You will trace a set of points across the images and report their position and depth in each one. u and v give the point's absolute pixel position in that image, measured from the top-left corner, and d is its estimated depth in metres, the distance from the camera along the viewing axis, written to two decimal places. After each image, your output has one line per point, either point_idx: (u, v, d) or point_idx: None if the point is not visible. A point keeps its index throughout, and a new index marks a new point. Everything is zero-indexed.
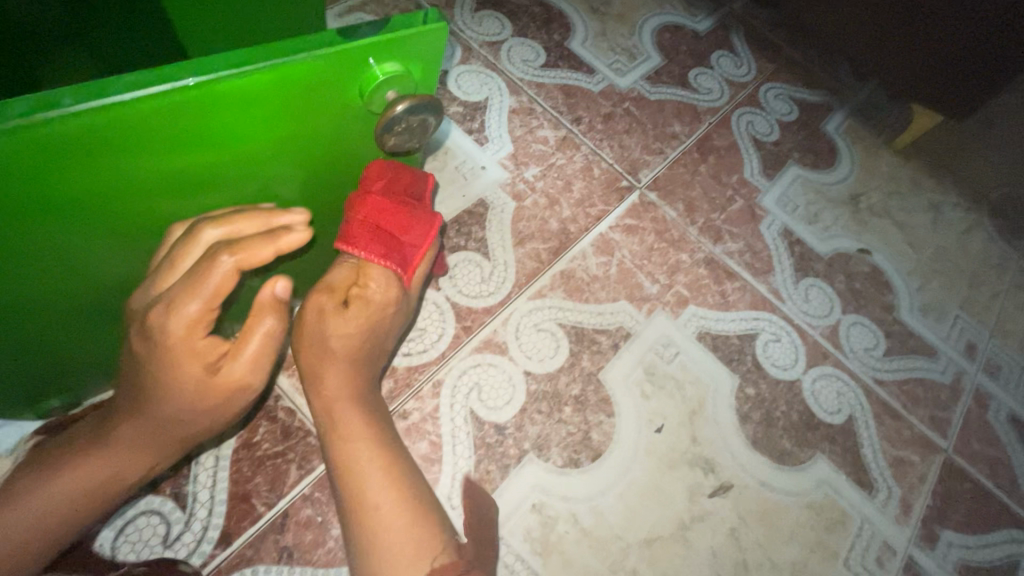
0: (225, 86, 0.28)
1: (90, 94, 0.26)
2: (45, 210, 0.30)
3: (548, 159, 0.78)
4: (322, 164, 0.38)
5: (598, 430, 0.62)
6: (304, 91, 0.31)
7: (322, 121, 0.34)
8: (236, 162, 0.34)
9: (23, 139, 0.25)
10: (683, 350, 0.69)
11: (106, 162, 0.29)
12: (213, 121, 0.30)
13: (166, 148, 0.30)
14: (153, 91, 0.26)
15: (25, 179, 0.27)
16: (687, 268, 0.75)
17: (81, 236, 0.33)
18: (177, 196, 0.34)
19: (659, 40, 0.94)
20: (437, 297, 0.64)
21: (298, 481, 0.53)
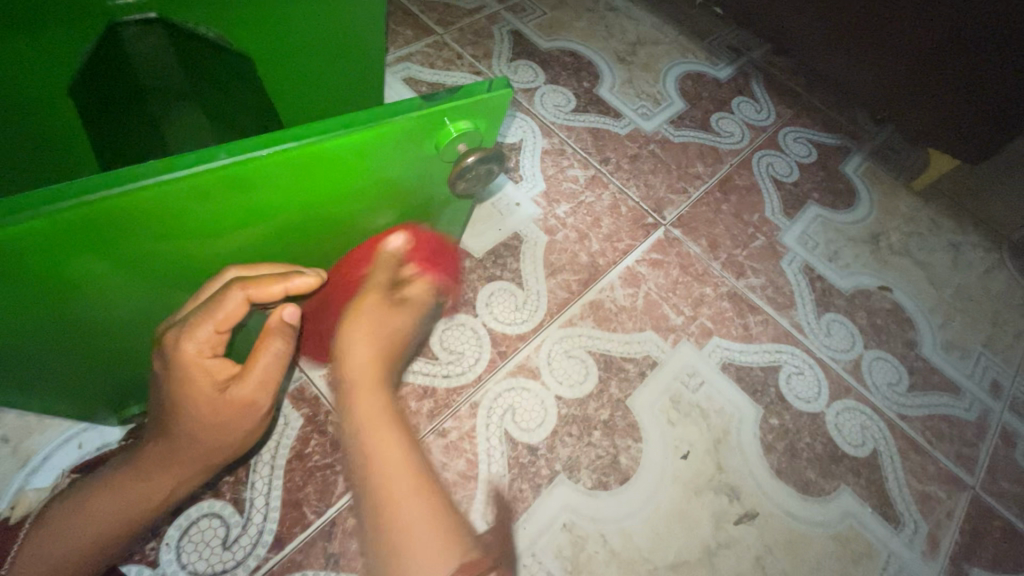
0: (339, 143, 0.34)
1: (238, 150, 0.32)
2: (177, 236, 0.36)
3: (578, 197, 0.83)
4: (395, 200, 0.44)
5: (626, 455, 0.65)
6: (395, 146, 0.37)
7: (405, 167, 0.40)
8: (326, 202, 0.40)
9: (188, 184, 0.31)
10: (707, 379, 0.72)
11: (237, 199, 0.35)
12: (323, 170, 0.36)
13: (284, 189, 0.36)
14: (286, 147, 0.32)
15: (166, 215, 0.33)
16: (711, 301, 0.78)
17: (191, 256, 0.39)
18: (274, 226, 0.40)
19: (682, 86, 1.00)
20: (475, 323, 0.69)
21: (345, 492, 0.56)
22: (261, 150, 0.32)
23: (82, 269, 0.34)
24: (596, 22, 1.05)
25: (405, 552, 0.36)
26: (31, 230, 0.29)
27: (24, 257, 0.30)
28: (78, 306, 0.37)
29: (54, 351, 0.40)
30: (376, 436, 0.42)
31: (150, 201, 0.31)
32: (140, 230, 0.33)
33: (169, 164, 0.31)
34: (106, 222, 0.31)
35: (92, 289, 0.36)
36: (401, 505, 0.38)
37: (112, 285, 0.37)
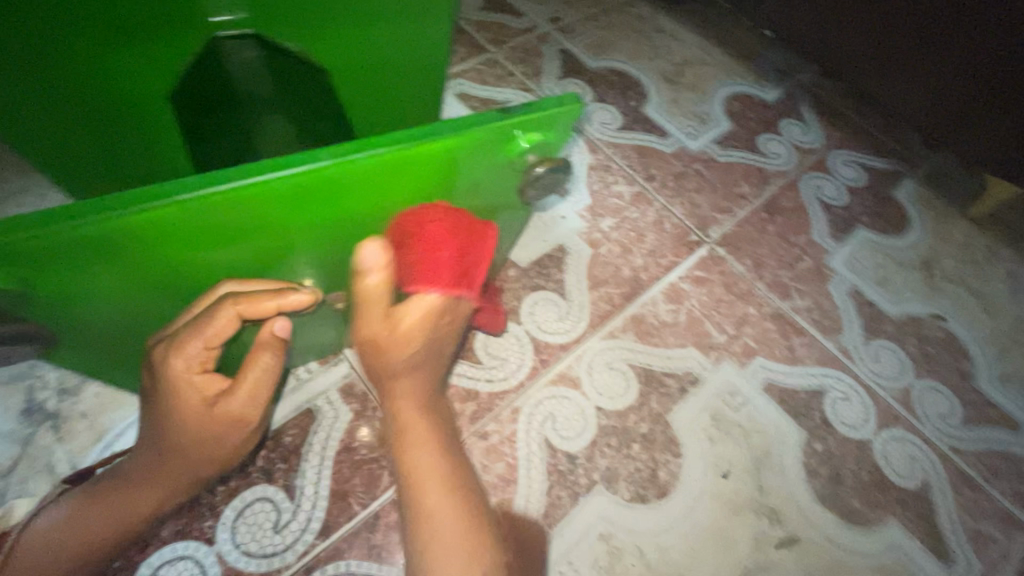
0: (427, 150, 0.36)
1: (337, 152, 0.34)
2: (264, 229, 0.38)
3: (622, 212, 0.84)
4: (459, 206, 0.47)
5: (665, 469, 0.65)
6: (474, 155, 0.39)
7: (476, 175, 0.42)
8: (393, 204, 0.42)
9: (291, 182, 0.34)
10: (749, 399, 0.71)
11: (324, 198, 0.37)
12: (406, 174, 0.38)
13: (367, 191, 0.38)
14: (382, 151, 0.35)
15: (248, 214, 0.35)
16: (754, 320, 0.78)
17: (261, 252, 0.41)
18: (347, 226, 0.42)
19: (729, 107, 1.01)
20: (519, 331, 0.70)
21: (389, 487, 0.58)
22: (350, 154, 0.34)
23: (174, 256, 0.36)
24: (643, 42, 1.07)
25: (434, 536, 0.44)
26: (132, 220, 0.31)
27: (118, 243, 0.32)
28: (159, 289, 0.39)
29: (129, 326, 0.43)
30: (411, 443, 0.49)
31: (255, 197, 0.33)
32: (224, 225, 0.35)
33: (264, 166, 0.33)
34: (196, 216, 0.33)
35: (175, 273, 0.39)
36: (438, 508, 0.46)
37: (194, 270, 0.39)
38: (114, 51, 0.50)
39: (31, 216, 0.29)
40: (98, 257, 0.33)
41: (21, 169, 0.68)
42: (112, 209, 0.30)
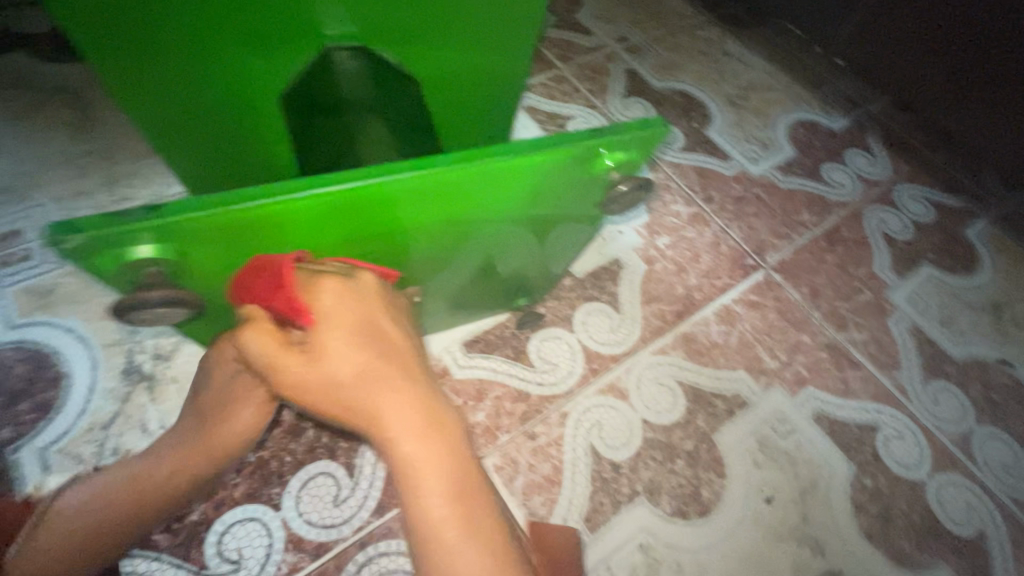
0: (534, 162, 0.40)
1: (456, 160, 0.38)
2: (370, 229, 0.42)
3: (679, 231, 0.85)
4: (538, 217, 0.51)
5: (708, 488, 0.65)
6: (567, 170, 0.43)
7: (563, 187, 0.46)
8: (484, 213, 0.46)
9: (413, 184, 0.38)
10: (798, 428, 0.71)
11: (431, 202, 0.41)
12: (506, 184, 0.42)
13: (469, 198, 0.42)
14: (496, 161, 0.39)
15: (357, 212, 0.38)
16: (808, 349, 0.77)
17: (354, 250, 0.44)
18: (436, 231, 0.46)
19: (793, 134, 1.01)
20: (571, 339, 0.73)
21: None
22: (458, 163, 0.38)
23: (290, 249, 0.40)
24: (710, 65, 1.08)
25: None
26: (265, 211, 0.34)
27: (245, 231, 0.36)
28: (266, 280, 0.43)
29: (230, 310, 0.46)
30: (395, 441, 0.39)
31: (380, 195, 0.37)
32: (334, 221, 0.39)
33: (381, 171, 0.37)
34: (314, 211, 0.36)
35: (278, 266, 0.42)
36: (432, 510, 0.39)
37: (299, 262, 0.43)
38: (207, 49, 0.49)
39: (183, 204, 0.32)
40: (225, 243, 0.36)
41: (134, 155, 0.76)
42: (250, 201, 0.34)
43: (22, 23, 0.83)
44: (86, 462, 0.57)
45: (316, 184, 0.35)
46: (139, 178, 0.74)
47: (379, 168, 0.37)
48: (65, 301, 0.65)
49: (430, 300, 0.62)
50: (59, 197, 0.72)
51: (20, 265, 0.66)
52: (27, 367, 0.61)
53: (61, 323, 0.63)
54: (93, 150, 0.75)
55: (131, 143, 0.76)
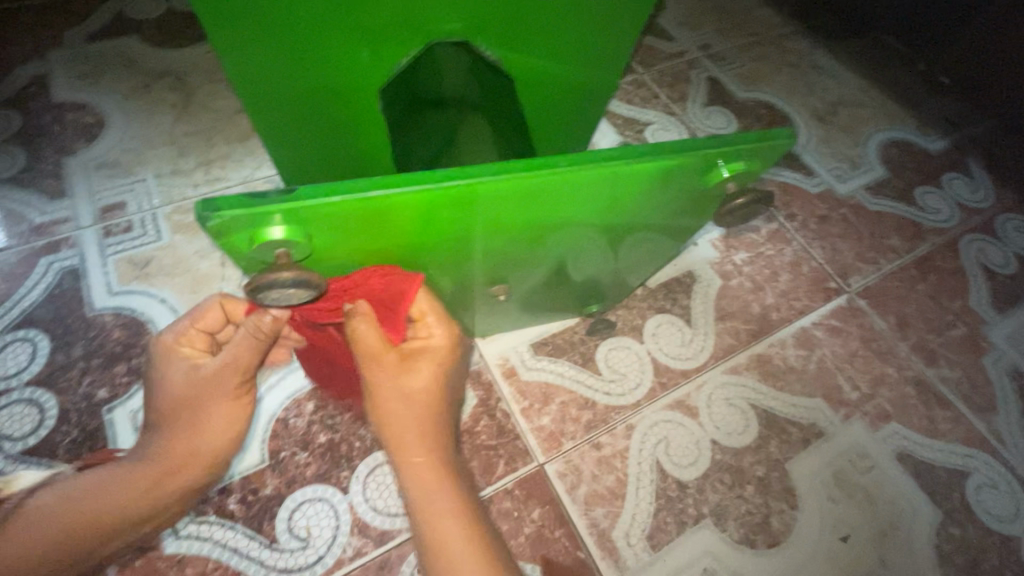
0: (676, 164, 0.41)
1: (604, 157, 0.39)
2: (499, 221, 0.42)
3: (757, 247, 0.82)
4: (646, 220, 0.52)
5: (778, 518, 0.62)
6: (696, 176, 0.45)
7: (684, 193, 0.48)
8: (602, 211, 0.46)
9: (562, 177, 0.38)
10: (879, 465, 0.67)
11: (566, 198, 0.42)
12: (639, 185, 0.43)
13: (599, 197, 0.43)
14: (645, 159, 0.39)
15: (484, 204, 0.39)
16: (892, 382, 0.73)
17: (459, 241, 0.44)
18: (551, 227, 0.47)
19: (885, 153, 0.95)
20: (640, 350, 0.71)
21: (504, 475, 0.61)
22: (590, 164, 0.38)
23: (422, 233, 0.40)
24: (797, 77, 1.03)
25: None
26: (407, 200, 0.34)
27: (377, 217, 0.35)
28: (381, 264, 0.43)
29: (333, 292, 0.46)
30: (428, 468, 0.45)
31: (528, 186, 0.38)
32: (457, 212, 0.39)
33: (518, 166, 0.37)
34: (446, 202, 0.36)
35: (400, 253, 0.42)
36: (449, 536, 0.43)
37: (420, 250, 0.43)
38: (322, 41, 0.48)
39: (328, 187, 0.32)
40: (356, 228, 0.35)
41: (229, 139, 0.79)
42: (393, 187, 0.33)
43: (135, 10, 0.89)
44: None
45: (457, 177, 0.35)
46: (233, 160, 0.78)
47: (513, 164, 0.37)
48: (161, 272, 0.68)
49: (504, 301, 0.61)
50: (161, 173, 0.76)
51: (124, 236, 0.70)
52: (124, 332, 0.64)
53: (156, 293, 0.67)
54: (193, 132, 0.79)
55: (227, 129, 0.80)
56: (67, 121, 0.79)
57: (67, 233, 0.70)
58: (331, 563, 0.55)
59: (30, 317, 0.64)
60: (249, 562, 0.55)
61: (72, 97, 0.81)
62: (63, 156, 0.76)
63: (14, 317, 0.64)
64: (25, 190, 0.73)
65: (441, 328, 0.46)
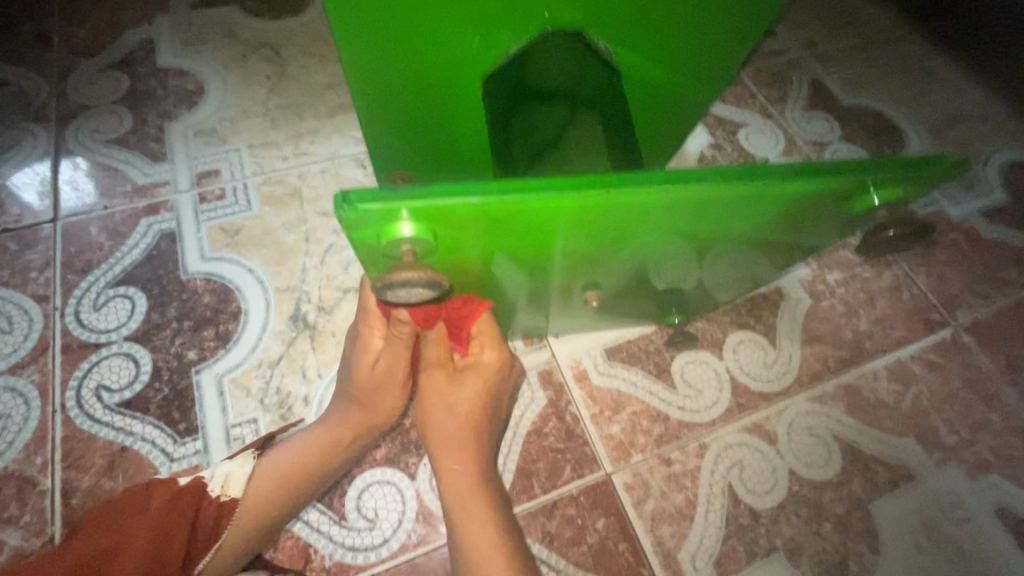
0: (816, 188, 0.39)
1: (742, 176, 0.37)
2: (612, 229, 0.41)
3: (853, 268, 0.76)
4: (754, 236, 0.49)
5: (857, 562, 0.59)
6: (827, 201, 0.42)
7: (807, 214, 0.45)
8: (717, 224, 0.44)
9: (695, 193, 0.37)
10: (974, 518, 0.62)
11: (689, 213, 0.40)
12: (769, 204, 0.41)
13: (721, 212, 0.41)
14: (789, 181, 0.37)
15: (607, 212, 0.37)
16: (996, 430, 0.67)
17: (560, 245, 0.42)
18: (661, 236, 0.45)
19: (1006, 176, 0.86)
20: (718, 366, 0.68)
21: (570, 480, 0.60)
22: (721, 182, 0.37)
23: (536, 235, 0.39)
24: (911, 85, 0.95)
25: None
26: (535, 205, 0.33)
27: (498, 220, 0.34)
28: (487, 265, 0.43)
29: None
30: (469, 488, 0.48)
31: (660, 199, 0.36)
32: (573, 219, 0.37)
33: (646, 179, 0.35)
34: (569, 209, 0.35)
35: (508, 253, 0.41)
36: (484, 556, 0.44)
37: (526, 252, 0.42)
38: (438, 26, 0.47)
39: (462, 188, 0.31)
40: (476, 230, 0.34)
41: (318, 115, 0.80)
42: (525, 194, 0.32)
43: None
44: (252, 394, 0.62)
45: (586, 186, 0.34)
46: (321, 136, 0.78)
47: (640, 177, 0.36)
48: (250, 243, 0.70)
49: (584, 301, 0.59)
50: (253, 144, 0.77)
51: (217, 203, 0.73)
52: (213, 298, 0.66)
53: (244, 263, 0.69)
54: (284, 105, 0.81)
55: (317, 104, 0.81)
56: (170, 87, 0.81)
57: (165, 196, 0.73)
58: (395, 547, 0.56)
59: (130, 275, 0.68)
60: (319, 535, 0.56)
61: (175, 63, 0.83)
62: (164, 120, 0.79)
63: (115, 274, 0.68)
64: (130, 151, 0.76)
65: (493, 349, 0.50)
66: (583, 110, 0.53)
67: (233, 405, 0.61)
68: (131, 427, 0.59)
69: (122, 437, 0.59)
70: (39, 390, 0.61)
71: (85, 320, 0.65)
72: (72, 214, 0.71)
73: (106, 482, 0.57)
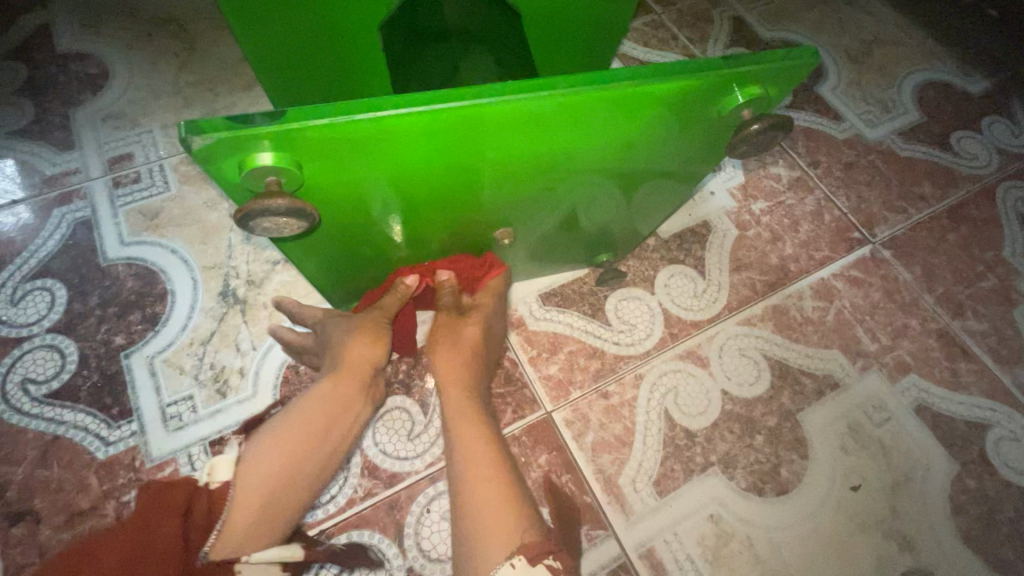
0: (685, 84, 0.36)
1: (601, 77, 0.34)
2: (493, 162, 0.40)
3: (777, 196, 0.78)
4: (658, 161, 0.47)
5: (788, 467, 0.62)
6: (706, 104, 0.39)
7: (698, 126, 0.42)
8: (605, 147, 0.42)
9: (554, 104, 0.34)
10: (895, 417, 0.65)
11: (566, 133, 0.38)
12: (647, 113, 0.39)
13: (601, 131, 0.39)
14: (649, 80, 0.35)
15: (473, 136, 0.36)
16: (915, 335, 0.70)
17: (455, 182, 0.41)
18: (554, 167, 0.43)
19: (920, 96, 0.88)
20: (651, 301, 0.69)
21: (511, 421, 0.62)
22: (582, 85, 0.34)
23: (413, 173, 0.38)
24: (829, 15, 0.96)
25: (479, 526, 0.42)
26: (378, 124, 0.32)
27: (348, 147, 0.33)
28: (378, 210, 0.42)
29: (331, 239, 0.45)
30: (467, 429, 0.49)
31: (517, 113, 0.34)
32: (450, 143, 0.36)
33: (490, 87, 0.33)
34: (436, 127, 0.34)
35: (393, 195, 0.40)
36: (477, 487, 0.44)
37: (415, 196, 0.41)
38: None
39: (311, 110, 0.30)
40: (343, 157, 0.34)
41: (233, 89, 0.78)
42: (378, 109, 0.31)
43: None
44: (186, 372, 0.61)
45: (433, 98, 0.32)
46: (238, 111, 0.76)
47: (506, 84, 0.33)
48: (171, 223, 0.68)
49: (511, 249, 0.58)
50: (166, 125, 0.75)
51: (132, 186, 0.71)
52: (137, 282, 0.65)
53: (167, 245, 0.67)
54: (197, 82, 0.78)
55: (231, 78, 0.78)
56: (73, 71, 0.78)
57: (77, 184, 0.70)
58: (342, 502, 0.57)
59: (47, 267, 0.66)
60: None
61: (74, 47, 0.79)
62: (69, 107, 0.76)
63: (31, 267, 0.66)
64: (35, 142, 0.73)
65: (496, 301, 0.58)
66: (476, 46, 0.54)
67: (167, 385, 0.60)
68: (62, 417, 0.58)
69: (54, 428, 0.58)
70: None
71: (4, 316, 0.63)
72: None
73: (42, 472, 0.56)
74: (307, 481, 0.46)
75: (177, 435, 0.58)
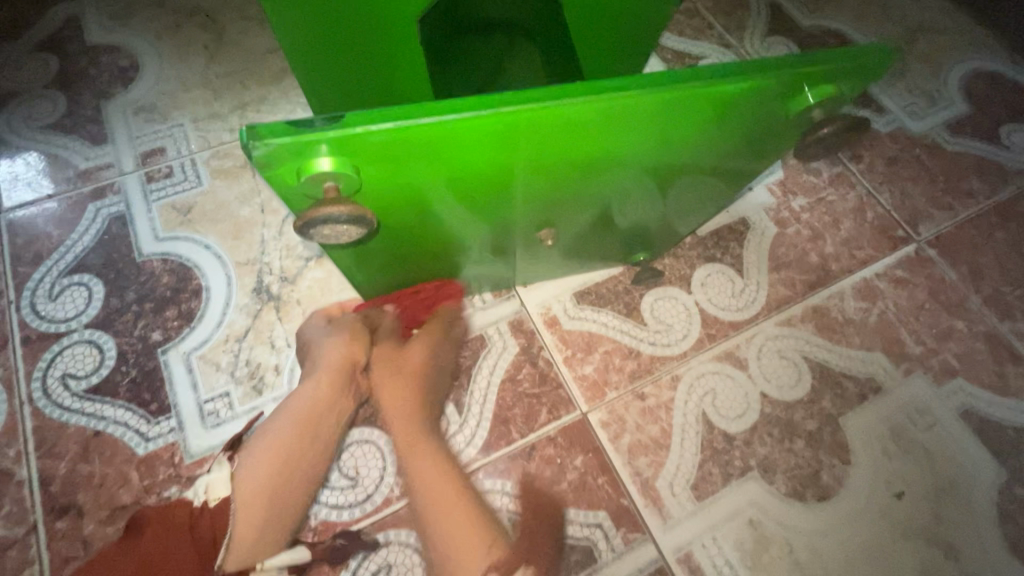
0: (754, 86, 0.35)
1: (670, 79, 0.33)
2: (548, 164, 0.39)
3: (818, 192, 0.75)
4: (711, 161, 0.46)
5: (829, 473, 0.61)
6: (772, 107, 0.38)
7: (757, 128, 0.41)
8: (662, 148, 0.41)
9: (619, 107, 0.33)
10: (940, 423, 0.64)
11: (626, 135, 0.37)
12: (710, 115, 0.38)
13: (662, 133, 0.38)
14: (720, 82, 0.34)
15: (534, 139, 0.35)
16: (961, 337, 0.68)
17: (508, 183, 0.40)
18: (608, 168, 0.42)
19: (968, 86, 0.85)
20: (687, 300, 0.68)
21: (547, 423, 0.61)
22: (651, 86, 0.33)
23: (468, 175, 0.37)
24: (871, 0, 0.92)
25: None
26: (442, 129, 0.31)
27: (409, 151, 0.32)
28: (428, 211, 0.42)
29: (379, 241, 0.44)
30: None
31: (582, 116, 0.33)
32: (510, 144, 0.35)
33: (557, 89, 0.32)
34: (498, 130, 0.33)
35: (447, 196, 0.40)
36: None
37: (465, 198, 0.41)
38: None
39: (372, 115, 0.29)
40: (402, 162, 0.33)
41: (262, 81, 0.77)
42: (441, 114, 0.30)
43: None
44: (222, 369, 0.61)
45: (498, 101, 0.31)
46: (268, 104, 0.76)
47: (570, 88, 0.32)
48: (204, 219, 0.68)
49: (550, 248, 0.58)
50: (197, 118, 0.74)
51: (165, 182, 0.70)
52: (172, 278, 0.65)
53: (201, 240, 0.67)
54: (226, 74, 0.77)
55: (260, 70, 0.77)
56: (103, 64, 0.77)
57: (111, 178, 0.70)
58: (379, 501, 0.57)
59: (83, 262, 0.66)
60: None
61: (104, 39, 0.79)
62: (100, 101, 0.75)
63: (68, 263, 0.66)
64: (69, 136, 0.73)
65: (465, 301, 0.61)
66: (522, 41, 0.53)
67: (204, 382, 0.61)
68: (102, 412, 0.59)
69: (94, 423, 0.59)
70: (5, 386, 0.60)
71: (43, 311, 0.63)
72: (16, 207, 0.69)
73: (84, 467, 0.57)
74: (303, 487, 0.49)
75: (215, 432, 0.59)
